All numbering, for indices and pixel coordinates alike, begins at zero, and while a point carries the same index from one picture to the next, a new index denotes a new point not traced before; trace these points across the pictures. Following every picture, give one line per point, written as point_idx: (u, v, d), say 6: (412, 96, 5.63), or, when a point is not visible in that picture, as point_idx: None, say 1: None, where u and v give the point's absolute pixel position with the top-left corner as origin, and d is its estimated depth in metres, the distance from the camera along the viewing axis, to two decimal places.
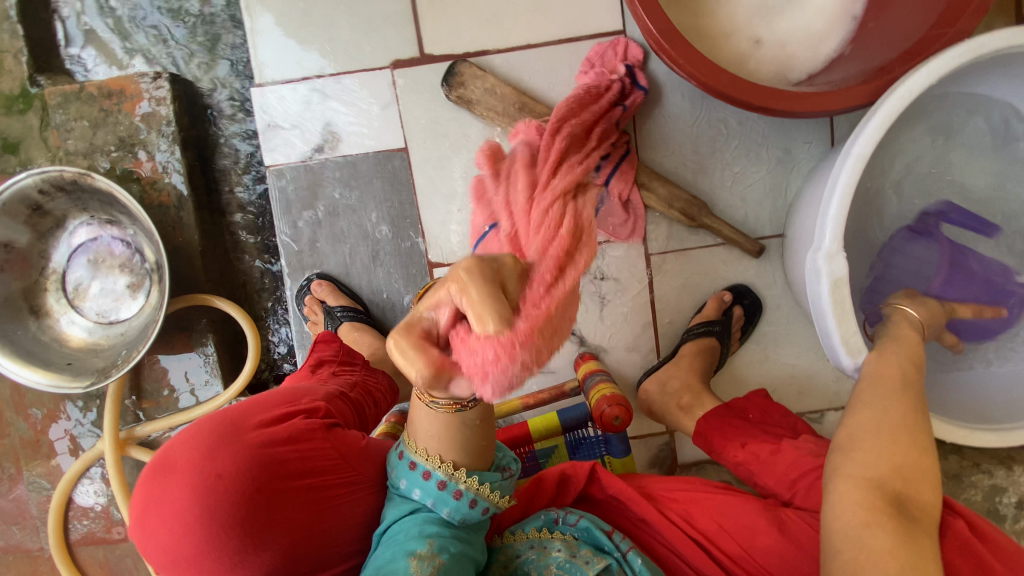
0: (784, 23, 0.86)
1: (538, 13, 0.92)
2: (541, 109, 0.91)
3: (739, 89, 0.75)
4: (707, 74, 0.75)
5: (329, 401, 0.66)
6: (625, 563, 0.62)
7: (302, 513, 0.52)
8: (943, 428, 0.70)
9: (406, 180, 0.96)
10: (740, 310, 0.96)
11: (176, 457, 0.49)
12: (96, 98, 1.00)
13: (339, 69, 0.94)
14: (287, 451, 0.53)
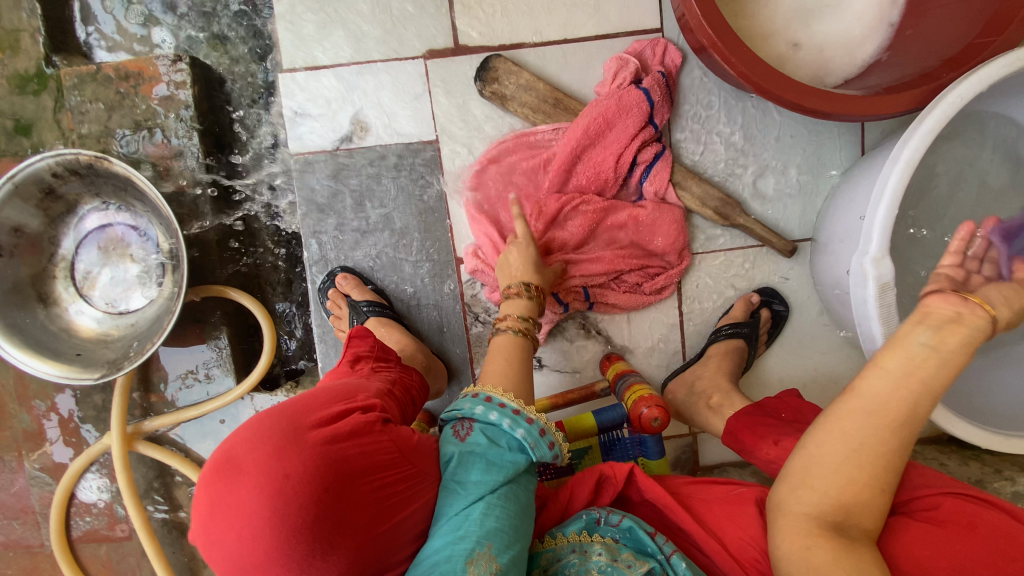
0: (824, 27, 0.85)
1: (575, 8, 0.91)
2: (575, 106, 0.90)
3: (792, 91, 0.74)
4: (760, 77, 0.74)
5: (379, 397, 0.64)
6: (669, 566, 0.59)
7: (368, 510, 0.49)
8: (975, 432, 0.71)
9: (435, 173, 0.94)
10: (768, 312, 0.96)
11: (241, 456, 0.45)
12: (113, 80, 0.96)
13: (370, 58, 0.91)
14: (350, 447, 0.50)
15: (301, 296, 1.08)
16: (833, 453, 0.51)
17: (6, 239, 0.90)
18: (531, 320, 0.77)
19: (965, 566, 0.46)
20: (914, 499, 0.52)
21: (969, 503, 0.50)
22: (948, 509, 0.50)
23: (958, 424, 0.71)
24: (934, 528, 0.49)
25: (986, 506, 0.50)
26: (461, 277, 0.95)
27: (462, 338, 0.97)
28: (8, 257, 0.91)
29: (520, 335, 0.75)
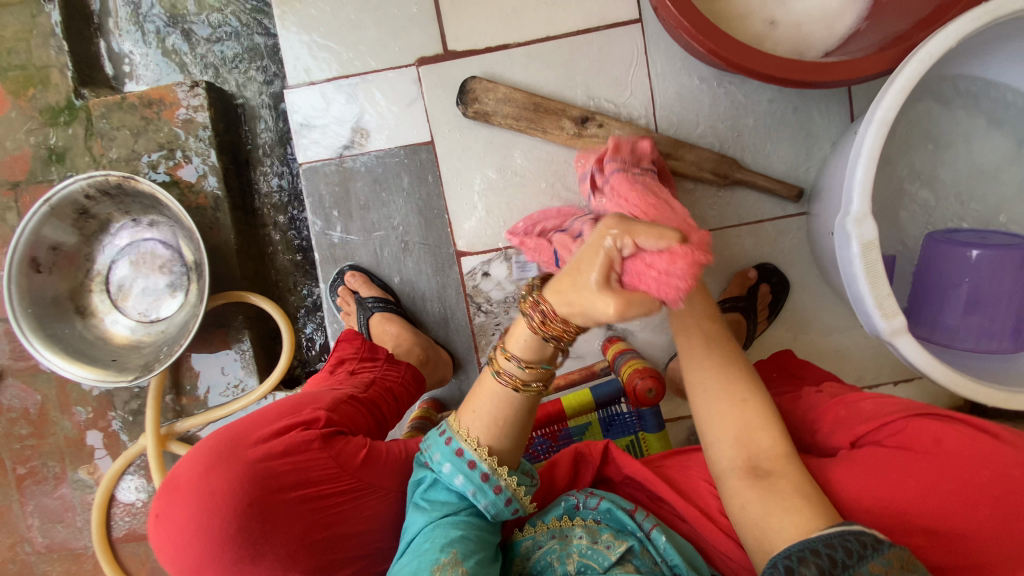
0: (799, 4, 0.87)
1: (556, 7, 0.95)
2: (554, 106, 0.93)
3: (765, 66, 0.77)
4: (733, 56, 0.77)
5: (336, 407, 0.70)
6: (648, 542, 0.60)
7: (298, 520, 0.57)
8: (984, 391, 0.67)
9: (432, 172, 0.99)
10: (767, 288, 0.97)
11: (183, 476, 0.57)
12: (137, 107, 1.05)
13: (366, 69, 0.97)
14: (280, 465, 0.58)
15: (315, 299, 1.14)
16: (701, 403, 0.63)
17: (46, 256, 0.99)
18: (526, 371, 0.57)
19: (932, 483, 0.49)
20: (882, 428, 0.55)
21: (931, 421, 0.52)
22: (911, 430, 0.53)
23: (961, 382, 0.68)
24: (901, 454, 0.52)
25: (949, 424, 0.52)
26: (462, 270, 0.99)
27: (466, 329, 1.00)
28: (48, 272, 1.00)
29: (506, 385, 0.58)
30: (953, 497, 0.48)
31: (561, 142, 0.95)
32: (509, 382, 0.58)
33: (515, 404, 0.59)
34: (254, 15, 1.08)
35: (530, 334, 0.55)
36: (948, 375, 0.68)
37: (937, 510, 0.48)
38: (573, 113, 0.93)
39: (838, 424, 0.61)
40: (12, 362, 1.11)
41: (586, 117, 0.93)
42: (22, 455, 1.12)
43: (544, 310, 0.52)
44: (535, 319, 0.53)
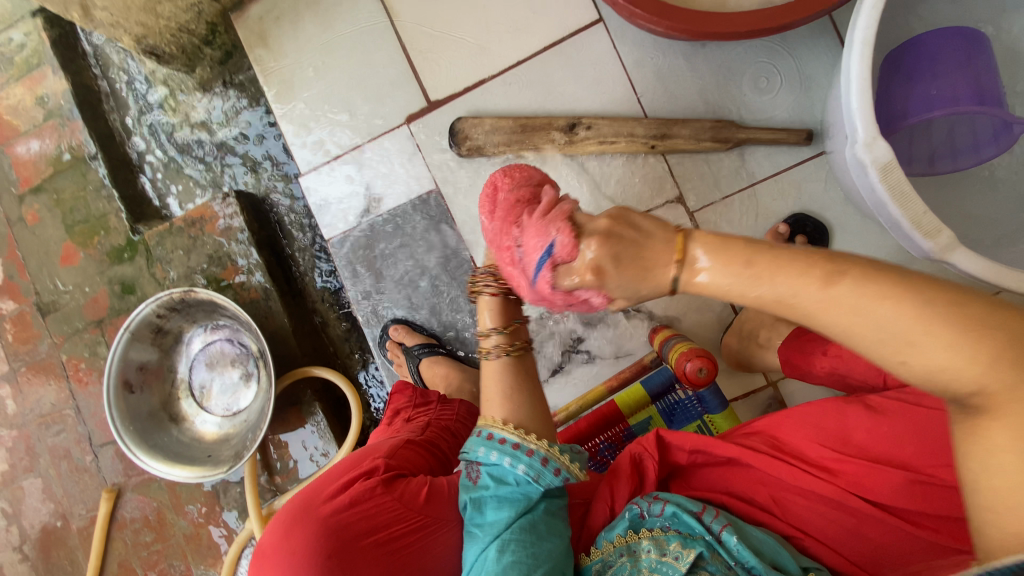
0: None
1: (519, 33, 1.00)
2: (539, 122, 0.97)
3: (743, 28, 0.78)
4: (708, 31, 0.79)
5: (393, 452, 0.73)
6: (719, 544, 0.59)
7: (375, 565, 0.59)
8: None
9: (445, 215, 1.03)
10: (803, 238, 0.93)
11: (266, 544, 0.61)
12: (184, 228, 1.18)
13: (364, 139, 1.05)
14: (350, 515, 0.62)
15: (370, 359, 1.20)
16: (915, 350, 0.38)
17: (136, 376, 1.11)
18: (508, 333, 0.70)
19: None
20: None
21: None
22: None
23: None
24: None
25: None
26: None
27: None
28: (141, 390, 1.12)
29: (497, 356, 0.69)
30: None
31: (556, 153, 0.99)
32: (503, 351, 0.69)
33: (513, 372, 0.69)
34: (261, 121, 1.20)
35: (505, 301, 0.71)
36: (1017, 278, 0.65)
37: None
38: (560, 123, 0.97)
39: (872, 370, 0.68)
40: (127, 477, 1.24)
41: (574, 123, 0.96)
42: (151, 560, 1.23)
43: (485, 271, 0.70)
44: (487, 284, 0.69)
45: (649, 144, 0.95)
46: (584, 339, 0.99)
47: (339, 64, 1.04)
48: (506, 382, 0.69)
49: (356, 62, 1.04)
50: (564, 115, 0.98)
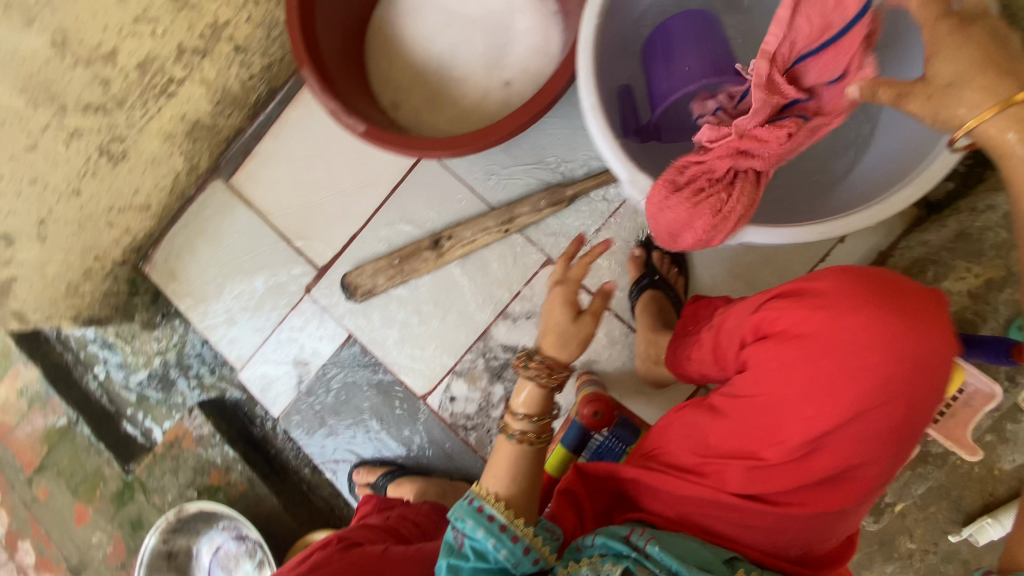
0: (513, 62, 1.07)
1: (369, 186, 1.16)
2: (408, 249, 1.12)
3: (514, 125, 0.88)
4: (491, 138, 0.89)
5: (355, 532, 0.82)
6: (646, 557, 0.58)
7: None
8: (855, 217, 0.72)
9: (367, 354, 1.16)
10: (659, 252, 1.05)
11: None
12: (166, 452, 1.31)
13: (279, 319, 1.19)
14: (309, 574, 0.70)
15: None
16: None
17: None
18: (536, 423, 0.70)
19: (825, 354, 0.56)
20: (762, 329, 0.62)
21: (790, 305, 0.60)
22: (782, 319, 0.60)
23: (827, 227, 0.73)
24: (789, 344, 0.58)
25: (797, 299, 0.60)
26: (434, 407, 1.13)
27: (467, 450, 1.12)
28: None
29: (519, 441, 0.70)
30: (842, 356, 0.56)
31: (433, 267, 1.12)
32: (518, 436, 0.70)
33: (526, 460, 0.70)
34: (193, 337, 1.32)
35: (541, 389, 0.71)
36: (802, 231, 0.73)
37: (839, 372, 0.56)
38: (425, 245, 1.12)
39: (726, 349, 0.67)
40: None
41: (437, 239, 1.11)
42: None
43: (541, 362, 0.70)
44: (535, 368, 0.70)
45: (503, 229, 1.09)
46: None
47: (239, 269, 1.21)
48: (509, 468, 0.69)
49: (251, 261, 1.20)
50: (428, 235, 1.13)
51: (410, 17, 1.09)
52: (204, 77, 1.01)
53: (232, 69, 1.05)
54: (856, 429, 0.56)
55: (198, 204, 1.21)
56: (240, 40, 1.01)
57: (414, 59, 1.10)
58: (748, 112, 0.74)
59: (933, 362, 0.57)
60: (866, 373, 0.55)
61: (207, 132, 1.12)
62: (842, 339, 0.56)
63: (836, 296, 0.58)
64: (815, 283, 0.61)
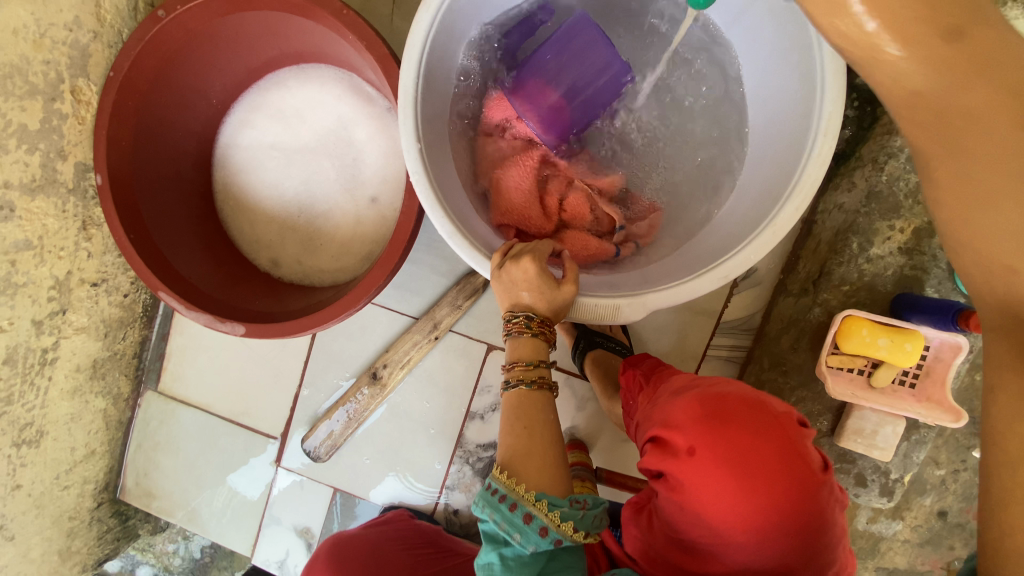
0: (369, 175, 1.01)
1: (288, 345, 1.12)
2: (348, 394, 1.10)
3: (387, 271, 0.85)
4: (370, 292, 0.86)
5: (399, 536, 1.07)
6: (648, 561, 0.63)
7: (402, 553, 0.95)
8: (751, 248, 0.70)
9: (357, 499, 1.15)
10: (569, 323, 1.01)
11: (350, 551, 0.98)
12: None
13: (265, 498, 1.18)
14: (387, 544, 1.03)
15: None
16: None
17: None
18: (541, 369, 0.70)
19: (753, 480, 0.55)
20: (690, 461, 0.57)
21: (720, 432, 0.57)
22: (715, 450, 0.56)
23: (725, 267, 0.71)
24: (722, 475, 0.55)
25: (720, 423, 0.58)
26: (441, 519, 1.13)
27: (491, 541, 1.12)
28: None
29: None
30: (765, 480, 0.55)
31: (382, 400, 1.09)
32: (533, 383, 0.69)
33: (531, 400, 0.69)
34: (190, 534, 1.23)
35: (534, 342, 0.71)
36: (703, 281, 0.71)
37: (766, 499, 0.54)
38: (365, 380, 1.08)
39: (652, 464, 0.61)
40: None
41: (374, 370, 1.08)
42: None
43: (544, 321, 0.71)
44: (519, 324, 0.71)
45: (433, 337, 1.05)
46: None
47: (206, 466, 1.18)
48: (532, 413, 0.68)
49: (213, 456, 1.18)
50: (366, 370, 1.10)
51: (248, 170, 1.03)
52: (77, 325, 0.97)
53: (102, 302, 1.00)
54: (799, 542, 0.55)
55: (140, 421, 1.18)
56: (94, 276, 0.96)
57: (273, 209, 1.03)
58: (585, 196, 0.86)
59: (808, 483, 0.56)
60: (749, 521, 0.55)
61: (112, 362, 1.08)
62: (714, 492, 0.56)
63: (725, 427, 0.57)
64: (716, 392, 0.62)
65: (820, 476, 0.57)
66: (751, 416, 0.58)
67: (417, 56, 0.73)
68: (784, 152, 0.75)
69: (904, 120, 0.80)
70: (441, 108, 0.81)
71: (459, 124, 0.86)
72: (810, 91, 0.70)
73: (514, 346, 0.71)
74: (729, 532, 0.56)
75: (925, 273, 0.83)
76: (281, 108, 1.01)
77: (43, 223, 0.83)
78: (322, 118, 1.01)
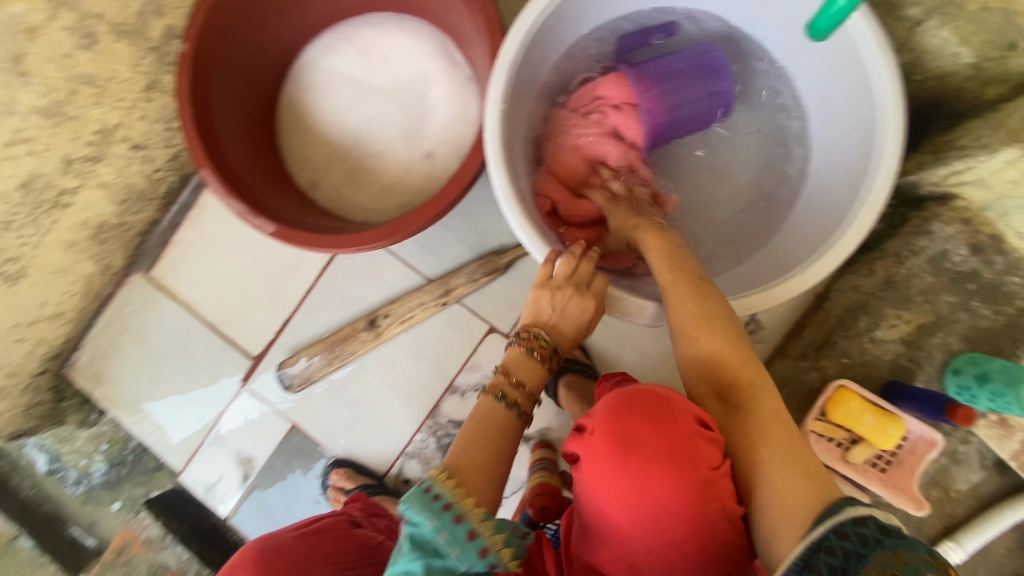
0: (432, 132, 1.04)
1: (296, 270, 1.12)
2: (341, 334, 1.08)
3: (427, 216, 0.85)
4: (408, 229, 0.85)
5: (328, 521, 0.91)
6: None
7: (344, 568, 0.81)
8: (779, 287, 0.74)
9: (311, 443, 1.11)
10: None
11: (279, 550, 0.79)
12: (112, 563, 1.24)
13: (216, 415, 1.13)
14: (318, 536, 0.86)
15: None
16: None
17: None
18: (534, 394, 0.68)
19: (637, 464, 0.57)
20: (582, 444, 0.61)
21: (608, 420, 0.60)
22: (600, 435, 0.60)
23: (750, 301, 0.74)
24: (604, 458, 0.59)
25: (610, 410, 0.61)
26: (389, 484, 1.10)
27: None
28: None
29: None
30: (649, 465, 0.57)
31: (372, 348, 1.08)
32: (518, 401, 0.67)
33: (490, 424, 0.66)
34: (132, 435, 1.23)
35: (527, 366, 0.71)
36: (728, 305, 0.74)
37: (646, 482, 0.57)
38: (362, 323, 1.07)
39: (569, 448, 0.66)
40: None
41: (374, 317, 1.07)
42: None
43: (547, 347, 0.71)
44: (526, 348, 0.70)
45: (440, 302, 1.06)
46: None
47: (169, 366, 1.14)
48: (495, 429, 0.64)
49: (180, 358, 1.14)
50: (365, 315, 1.09)
51: (319, 92, 1.05)
52: (102, 179, 0.95)
53: (133, 167, 0.99)
54: (684, 529, 0.57)
55: (118, 301, 1.14)
56: (138, 138, 0.96)
57: (330, 135, 1.05)
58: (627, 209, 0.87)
59: (693, 473, 0.56)
60: (626, 499, 0.58)
61: (116, 231, 1.05)
62: (597, 472, 0.59)
63: (614, 414, 0.60)
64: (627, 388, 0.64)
65: (712, 473, 0.56)
66: (646, 405, 0.60)
67: (527, 27, 0.77)
68: (825, 217, 0.80)
69: (933, 225, 0.87)
70: (530, 84, 0.85)
71: (541, 106, 0.90)
72: (863, 167, 0.76)
73: (511, 348, 0.70)
74: (620, 512, 0.59)
75: (918, 367, 0.87)
76: (370, 46, 1.05)
77: (115, 67, 0.85)
78: (405, 68, 1.05)
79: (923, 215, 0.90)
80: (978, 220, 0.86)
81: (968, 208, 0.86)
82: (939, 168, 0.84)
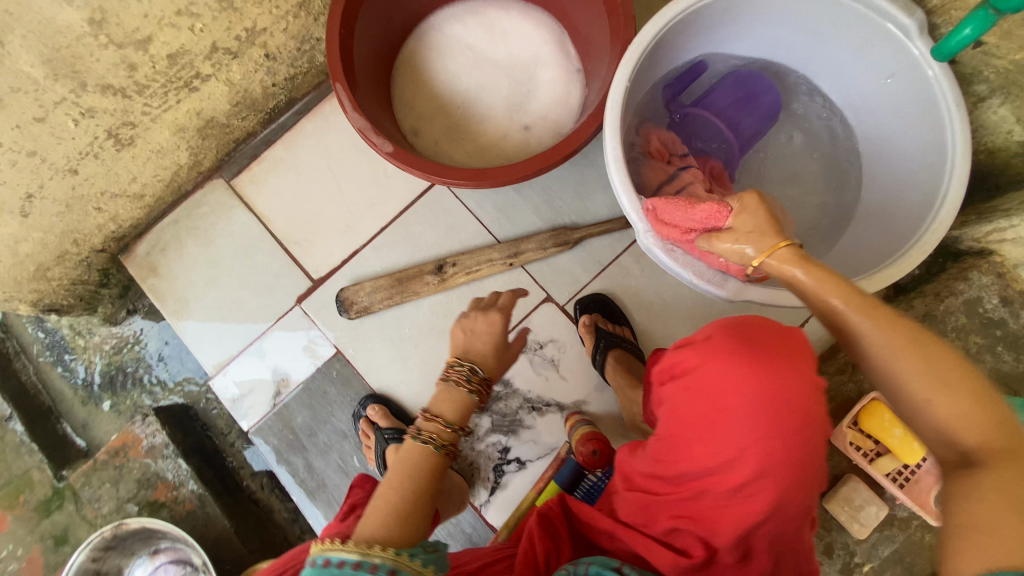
0: (534, 108, 1.14)
1: (375, 206, 1.17)
2: (408, 274, 1.11)
3: (533, 168, 0.93)
4: (515, 175, 0.93)
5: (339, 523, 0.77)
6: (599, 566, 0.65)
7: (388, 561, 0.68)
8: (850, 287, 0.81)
9: (352, 372, 1.13)
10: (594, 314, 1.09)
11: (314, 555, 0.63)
12: (108, 461, 1.16)
13: (263, 328, 1.15)
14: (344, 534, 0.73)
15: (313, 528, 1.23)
16: None
17: None
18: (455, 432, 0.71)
19: (761, 370, 0.62)
20: (705, 353, 0.65)
21: (730, 333, 0.65)
22: (724, 344, 0.64)
23: None
24: (729, 364, 0.63)
25: (732, 326, 0.66)
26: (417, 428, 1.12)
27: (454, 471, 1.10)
28: None
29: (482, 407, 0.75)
30: (772, 373, 0.62)
31: (434, 292, 1.12)
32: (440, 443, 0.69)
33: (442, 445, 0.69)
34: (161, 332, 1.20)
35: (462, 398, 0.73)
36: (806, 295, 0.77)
37: (769, 388, 0.61)
38: (430, 266, 1.11)
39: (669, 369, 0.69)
40: None
41: (442, 263, 1.11)
42: None
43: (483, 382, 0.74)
44: (461, 374, 0.73)
45: (508, 261, 1.11)
46: (511, 448, 1.09)
47: (228, 272, 1.16)
48: (412, 475, 0.67)
49: (242, 266, 1.16)
50: (434, 260, 1.13)
51: (439, 52, 1.15)
52: (230, 76, 1.02)
53: (257, 74, 1.05)
54: (790, 437, 0.61)
55: (195, 199, 1.17)
56: (272, 49, 1.03)
57: (441, 91, 1.14)
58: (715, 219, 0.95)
59: (805, 384, 0.62)
60: (748, 403, 0.61)
61: (219, 131, 1.10)
62: (719, 374, 0.63)
63: (735, 329, 0.66)
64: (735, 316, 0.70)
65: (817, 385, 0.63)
66: (763, 327, 0.66)
67: (662, 22, 0.87)
68: (889, 241, 0.89)
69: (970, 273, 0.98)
70: (647, 74, 0.94)
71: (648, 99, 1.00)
72: (930, 202, 0.86)
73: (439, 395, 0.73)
74: (735, 418, 0.62)
75: None
76: (494, 23, 1.15)
77: None
78: (522, 48, 1.15)
79: (961, 265, 1.00)
80: (1009, 276, 0.97)
81: (1002, 264, 0.97)
82: (983, 224, 0.95)
